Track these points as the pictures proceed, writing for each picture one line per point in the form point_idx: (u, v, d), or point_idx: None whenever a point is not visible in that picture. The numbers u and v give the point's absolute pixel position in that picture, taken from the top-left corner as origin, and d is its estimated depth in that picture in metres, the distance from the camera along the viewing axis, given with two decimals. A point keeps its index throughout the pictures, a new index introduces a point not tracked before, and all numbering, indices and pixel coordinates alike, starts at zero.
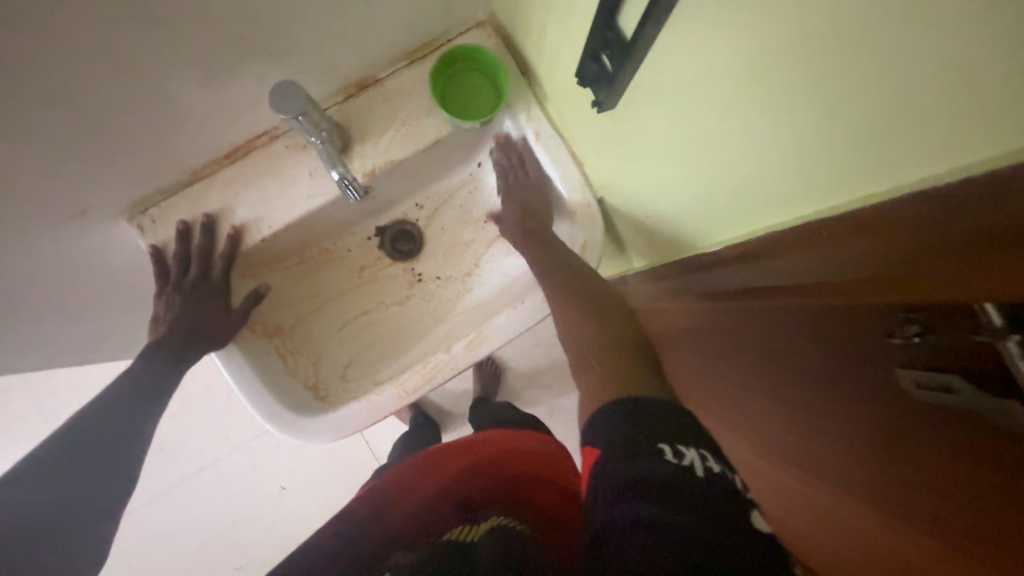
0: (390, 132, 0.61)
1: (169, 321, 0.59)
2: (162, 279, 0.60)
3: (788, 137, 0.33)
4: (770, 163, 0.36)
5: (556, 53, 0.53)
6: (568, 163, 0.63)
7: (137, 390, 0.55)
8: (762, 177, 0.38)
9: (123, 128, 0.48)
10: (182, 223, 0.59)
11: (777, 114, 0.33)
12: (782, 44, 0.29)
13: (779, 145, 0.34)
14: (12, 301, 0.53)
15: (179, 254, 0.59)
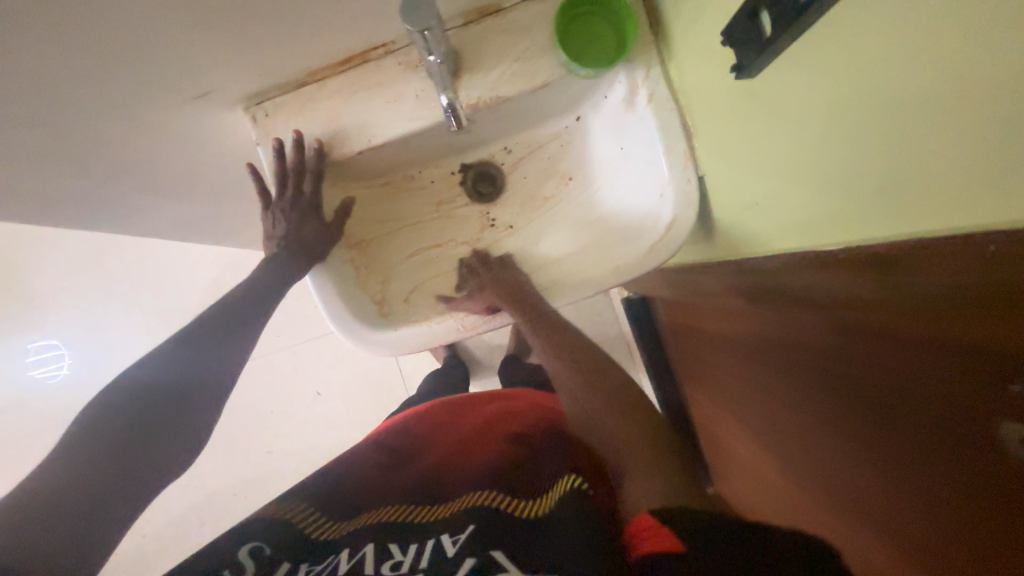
0: (501, 67, 0.59)
1: (278, 236, 0.64)
2: (263, 197, 0.64)
3: (864, 156, 0.34)
4: (837, 182, 0.38)
5: (700, 9, 0.49)
6: (676, 133, 0.59)
7: (241, 303, 0.62)
8: (826, 201, 0.40)
9: (258, 19, 0.49)
10: (277, 139, 0.60)
11: (852, 138, 0.34)
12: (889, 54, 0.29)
13: (857, 163, 0.35)
14: (134, 146, 0.61)
15: (276, 172, 0.62)
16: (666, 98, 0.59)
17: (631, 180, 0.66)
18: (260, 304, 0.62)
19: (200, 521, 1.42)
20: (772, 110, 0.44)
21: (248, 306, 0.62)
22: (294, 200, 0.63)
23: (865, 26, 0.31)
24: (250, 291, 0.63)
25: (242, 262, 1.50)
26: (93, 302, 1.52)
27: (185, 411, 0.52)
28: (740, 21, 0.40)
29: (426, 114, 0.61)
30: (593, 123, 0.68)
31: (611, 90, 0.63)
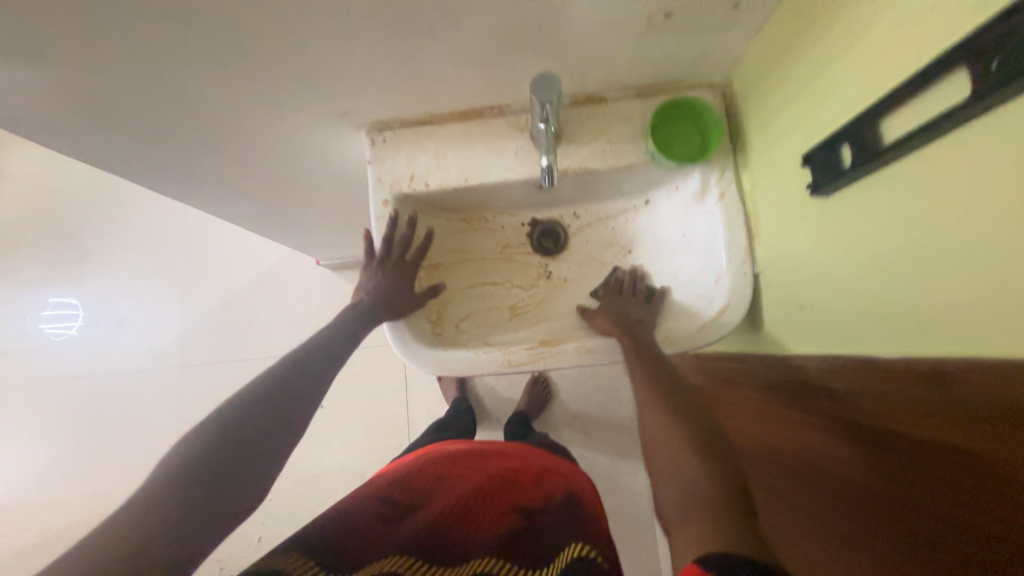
0: (595, 145, 0.68)
1: (375, 291, 0.70)
2: (369, 257, 0.72)
3: (932, 257, 0.38)
4: (904, 280, 0.41)
5: (782, 134, 0.57)
6: (740, 232, 0.66)
7: (331, 336, 0.68)
8: (895, 294, 0.43)
9: (412, 67, 0.59)
10: (394, 212, 0.70)
11: (925, 235, 0.39)
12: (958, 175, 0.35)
13: (926, 262, 0.39)
14: (268, 140, 0.72)
15: (387, 239, 0.71)
16: (735, 200, 0.66)
17: (688, 263, 0.71)
18: (336, 352, 0.67)
19: None
20: (838, 226, 0.49)
21: (327, 351, 0.66)
22: (395, 266, 0.72)
23: (942, 166, 0.36)
24: (329, 338, 0.68)
25: (290, 263, 1.58)
26: (145, 268, 1.61)
27: (277, 439, 0.54)
28: (824, 149, 0.48)
29: (520, 169, 0.70)
30: (661, 208, 0.75)
31: (684, 183, 0.71)
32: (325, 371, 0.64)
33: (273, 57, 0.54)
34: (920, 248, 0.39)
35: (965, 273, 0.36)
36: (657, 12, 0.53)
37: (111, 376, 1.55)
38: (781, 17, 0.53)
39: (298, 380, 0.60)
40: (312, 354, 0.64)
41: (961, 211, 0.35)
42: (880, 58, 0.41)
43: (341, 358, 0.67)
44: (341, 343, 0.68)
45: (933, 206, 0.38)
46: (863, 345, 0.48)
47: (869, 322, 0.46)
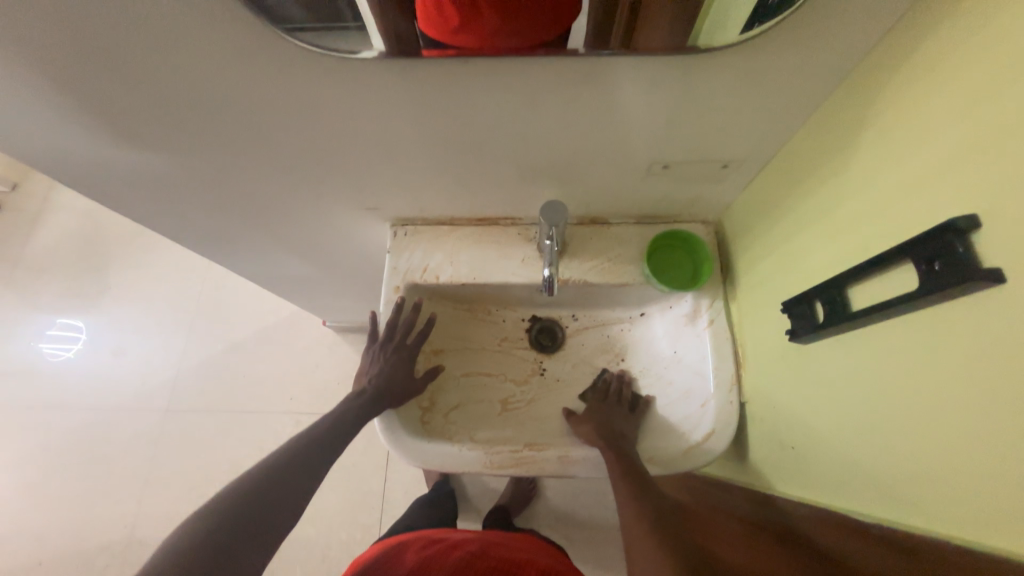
0: (596, 261, 0.74)
1: (375, 375, 0.73)
2: (373, 341, 0.77)
3: (896, 424, 0.41)
4: (872, 440, 0.44)
5: (767, 277, 0.62)
6: (727, 358, 0.68)
7: (333, 422, 0.72)
8: (866, 451, 0.45)
9: (440, 181, 0.67)
10: (401, 298, 0.74)
11: (887, 401, 0.42)
12: (915, 353, 0.39)
13: (890, 428, 0.41)
14: (299, 221, 0.79)
15: (390, 323, 0.74)
16: (723, 327, 0.70)
17: (678, 381, 0.73)
18: (324, 453, 0.69)
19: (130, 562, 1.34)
20: (816, 373, 0.52)
21: (315, 454, 0.68)
22: (397, 351, 0.75)
23: (901, 341, 0.40)
24: (326, 431, 0.70)
25: (297, 321, 1.63)
26: (158, 308, 1.66)
27: (266, 531, 0.58)
28: (799, 302, 0.52)
29: (524, 275, 0.75)
30: (655, 323, 0.79)
31: (677, 303, 0.75)
32: (311, 473, 0.66)
33: (323, 161, 0.63)
34: (889, 413, 0.42)
35: (922, 446, 0.38)
36: (657, 163, 0.61)
37: (92, 412, 1.52)
38: (766, 179, 0.61)
39: (283, 482, 0.63)
40: (301, 455, 0.67)
41: (921, 388, 0.38)
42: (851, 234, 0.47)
43: (327, 460, 0.69)
44: (332, 443, 0.70)
45: (898, 378, 0.41)
46: (839, 495, 0.49)
47: (853, 477, 0.47)
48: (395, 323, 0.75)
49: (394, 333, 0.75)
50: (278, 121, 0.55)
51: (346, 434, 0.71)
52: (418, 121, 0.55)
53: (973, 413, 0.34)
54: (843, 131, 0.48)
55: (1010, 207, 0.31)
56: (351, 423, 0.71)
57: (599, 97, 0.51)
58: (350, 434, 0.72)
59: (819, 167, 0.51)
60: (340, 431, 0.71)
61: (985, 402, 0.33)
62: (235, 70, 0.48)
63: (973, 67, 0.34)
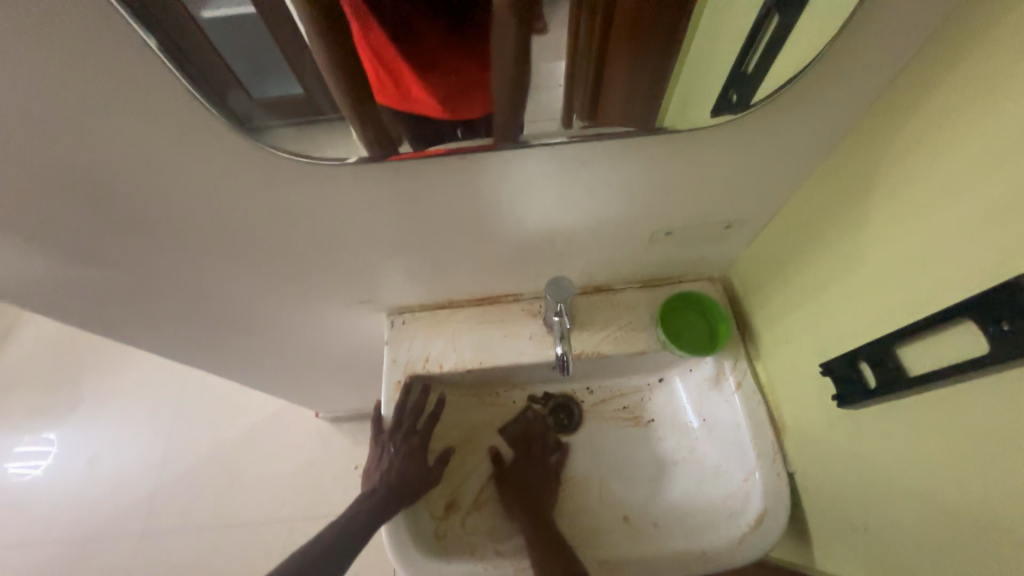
0: (607, 331, 0.70)
1: (386, 470, 0.65)
2: (377, 430, 0.68)
3: (999, 505, 0.36)
4: (971, 523, 0.38)
5: (793, 333, 0.59)
6: (764, 423, 0.63)
7: (344, 528, 0.61)
8: (967, 538, 0.39)
9: (438, 267, 0.65)
10: (407, 379, 0.68)
11: (980, 479, 0.37)
12: (999, 421, 0.35)
13: (992, 511, 0.36)
14: (289, 322, 0.75)
15: (399, 409, 0.67)
16: (753, 390, 0.65)
17: (713, 455, 0.67)
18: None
19: None
20: (876, 441, 0.47)
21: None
22: (408, 438, 0.67)
23: (979, 408, 0.36)
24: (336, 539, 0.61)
25: (288, 415, 1.52)
26: (137, 418, 1.55)
27: None
28: (842, 364, 0.49)
29: (534, 353, 0.70)
30: (678, 389, 0.73)
31: (697, 365, 0.71)
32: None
33: (314, 259, 0.60)
34: (985, 492, 0.37)
35: None
36: (661, 230, 0.60)
37: (55, 549, 1.34)
38: (772, 235, 0.60)
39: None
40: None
41: (1019, 465, 0.34)
42: (887, 289, 0.44)
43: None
44: (332, 563, 0.59)
45: (987, 452, 0.36)
46: None
47: (959, 570, 0.40)
48: (404, 408, 0.67)
49: (405, 418, 0.68)
50: (266, 223, 0.52)
51: (350, 547, 0.61)
52: (415, 213, 0.53)
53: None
54: (851, 187, 0.47)
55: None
56: (356, 536, 0.60)
57: (600, 174, 0.50)
58: (355, 547, 0.61)
59: (831, 222, 0.50)
60: (343, 545, 0.60)
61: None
62: (220, 178, 0.45)
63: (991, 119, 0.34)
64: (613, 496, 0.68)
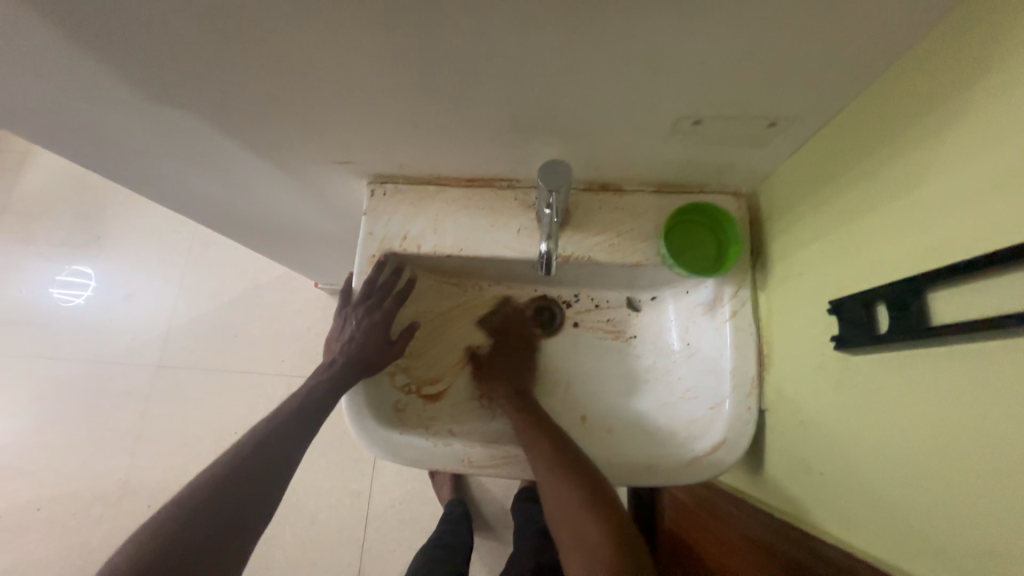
0: (602, 236, 0.63)
1: (348, 340, 0.66)
2: (345, 302, 0.67)
3: (981, 484, 0.32)
4: (944, 494, 0.35)
5: (810, 265, 0.51)
6: (749, 357, 0.59)
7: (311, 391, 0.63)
8: (933, 509, 0.36)
9: (422, 133, 0.56)
10: (380, 256, 0.65)
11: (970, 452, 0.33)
12: (1023, 397, 0.29)
13: (971, 486, 0.33)
14: (264, 178, 0.69)
15: (366, 284, 0.65)
16: (747, 322, 0.60)
17: (687, 378, 0.64)
18: (288, 443, 0.60)
19: (121, 512, 1.35)
20: (865, 391, 0.42)
21: (280, 443, 0.59)
22: (370, 313, 0.66)
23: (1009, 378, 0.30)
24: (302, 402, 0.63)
25: (288, 280, 1.55)
26: (146, 263, 1.60)
27: (262, 495, 0.55)
28: (855, 304, 0.42)
29: (519, 248, 0.65)
30: (667, 309, 0.68)
31: (695, 288, 0.65)
32: (278, 468, 0.58)
33: (278, 103, 0.51)
34: (974, 466, 0.32)
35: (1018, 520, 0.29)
36: (687, 120, 0.49)
37: (81, 367, 1.49)
38: (824, 142, 0.49)
39: (248, 485, 0.55)
40: (265, 444, 0.58)
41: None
42: (946, 222, 0.35)
43: (293, 451, 0.60)
44: (294, 433, 0.61)
45: (998, 428, 0.31)
46: (886, 547, 0.41)
47: (909, 531, 0.38)
48: (372, 286, 0.65)
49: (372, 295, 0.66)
50: (209, 48, 0.43)
51: (311, 418, 0.63)
52: (388, 56, 0.43)
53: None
54: (945, 81, 0.35)
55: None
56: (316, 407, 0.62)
57: (619, 29, 0.38)
58: (316, 417, 0.63)
59: (902, 128, 0.39)
60: (303, 416, 0.62)
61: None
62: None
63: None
64: (577, 401, 0.68)
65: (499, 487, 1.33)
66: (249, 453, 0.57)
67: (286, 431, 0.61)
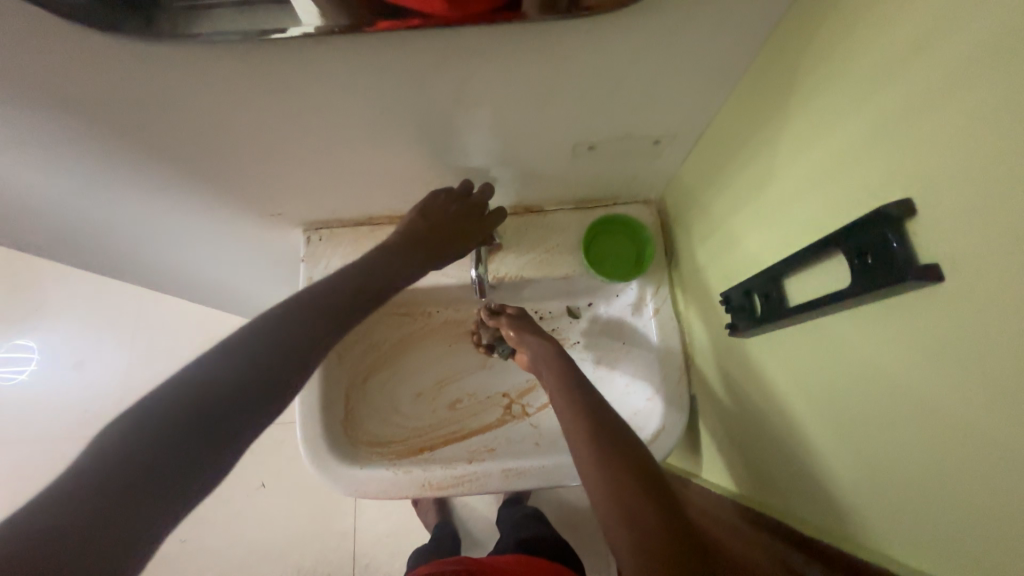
0: (532, 254, 0.68)
1: None
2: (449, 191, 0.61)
3: (849, 431, 0.38)
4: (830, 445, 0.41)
5: (711, 261, 0.58)
6: (676, 348, 0.65)
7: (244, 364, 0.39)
8: (825, 461, 0.42)
9: (348, 180, 0.60)
10: None
11: (840, 407, 0.39)
12: (863, 355, 0.35)
13: (844, 434, 0.39)
14: (197, 238, 0.70)
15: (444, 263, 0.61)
16: (670, 315, 0.66)
17: (626, 375, 0.69)
18: (174, 459, 0.34)
19: None
20: (763, 364, 0.49)
21: (254, 374, 0.39)
22: None
23: (847, 337, 0.37)
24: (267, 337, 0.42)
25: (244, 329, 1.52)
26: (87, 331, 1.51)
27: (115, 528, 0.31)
28: (738, 294, 0.49)
29: (458, 274, 0.69)
30: (603, 312, 0.72)
31: (623, 291, 0.70)
32: (187, 463, 0.34)
33: (202, 166, 0.53)
34: (844, 417, 0.39)
35: (879, 457, 0.35)
36: (583, 144, 0.55)
37: (24, 451, 1.38)
38: (703, 152, 0.56)
39: (192, 450, 0.35)
40: (210, 390, 0.37)
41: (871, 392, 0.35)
42: (792, 216, 0.42)
43: (186, 464, 0.34)
44: (237, 418, 0.37)
45: (849, 378, 0.37)
46: (802, 499, 0.47)
47: (812, 480, 0.45)
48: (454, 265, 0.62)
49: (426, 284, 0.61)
50: (124, 122, 0.45)
51: (226, 433, 0.37)
52: (304, 117, 0.47)
53: (929, 424, 0.31)
54: (773, 100, 0.42)
55: (970, 204, 0.26)
56: (225, 400, 0.37)
57: (506, 78, 0.43)
58: (220, 446, 0.36)
59: (752, 140, 0.46)
60: (241, 410, 0.38)
61: (944, 417, 0.29)
62: (23, 54, 0.37)
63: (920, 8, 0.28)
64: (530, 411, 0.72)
65: (483, 504, 1.35)
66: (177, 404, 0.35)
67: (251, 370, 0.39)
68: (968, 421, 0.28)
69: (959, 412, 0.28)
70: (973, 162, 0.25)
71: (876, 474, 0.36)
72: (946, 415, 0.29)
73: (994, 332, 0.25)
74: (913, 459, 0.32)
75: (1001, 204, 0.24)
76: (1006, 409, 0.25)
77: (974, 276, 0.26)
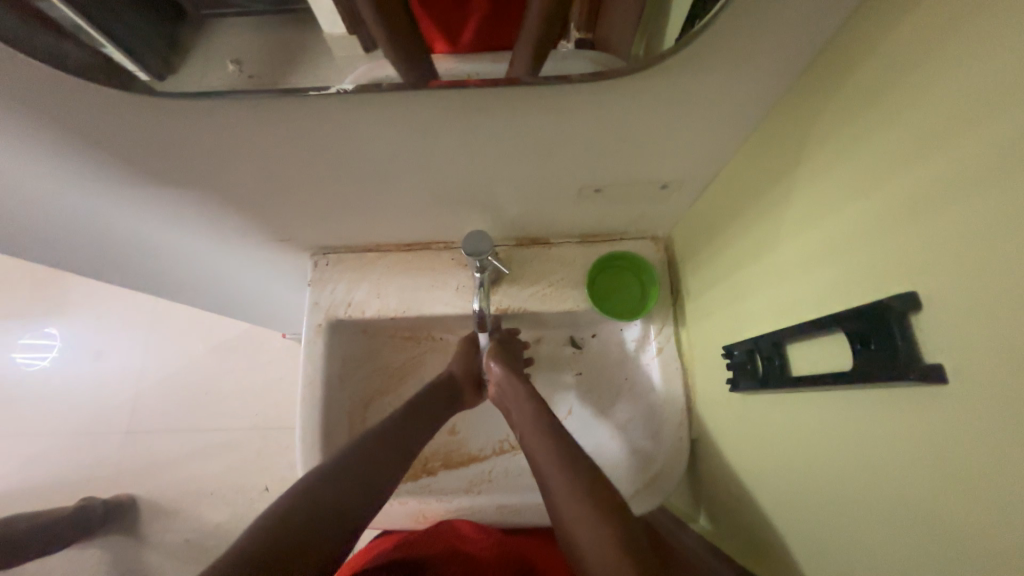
0: (536, 287, 0.68)
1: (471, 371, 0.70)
2: None
3: (833, 507, 0.38)
4: (812, 516, 0.41)
5: (715, 306, 0.57)
6: (676, 389, 0.64)
7: (391, 436, 0.57)
8: (809, 533, 0.41)
9: (357, 213, 0.60)
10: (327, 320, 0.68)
11: (825, 481, 0.38)
12: (854, 436, 0.35)
13: (827, 509, 0.38)
14: (210, 258, 0.71)
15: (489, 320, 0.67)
16: (673, 356, 0.65)
17: (627, 412, 0.69)
18: (306, 529, 0.45)
19: None
20: (758, 422, 0.48)
21: (392, 448, 0.56)
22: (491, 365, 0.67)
23: (844, 411, 0.36)
24: (410, 415, 0.61)
25: (256, 334, 1.54)
26: (104, 327, 1.54)
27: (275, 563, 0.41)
28: (742, 351, 0.49)
29: (461, 304, 0.69)
30: (608, 346, 0.72)
31: (626, 326, 0.70)
32: (310, 530, 0.45)
33: (213, 197, 0.54)
34: (829, 492, 0.38)
35: (860, 540, 0.35)
36: (589, 187, 0.55)
37: (41, 443, 1.43)
38: (711, 198, 0.55)
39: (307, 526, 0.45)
40: (338, 474, 0.50)
41: (860, 470, 0.34)
42: (796, 278, 0.41)
43: (322, 524, 0.46)
44: (343, 500, 0.49)
45: (838, 453, 0.37)
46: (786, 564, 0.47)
47: (794, 544, 0.44)
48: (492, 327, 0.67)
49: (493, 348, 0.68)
50: (139, 159, 0.46)
51: (340, 510, 0.48)
52: (313, 159, 0.48)
53: (913, 519, 0.30)
54: (782, 158, 0.42)
55: (974, 304, 0.25)
56: (354, 474, 0.51)
57: (512, 130, 0.44)
58: (341, 521, 0.47)
59: (760, 194, 0.46)
60: (341, 503, 0.48)
61: (929, 515, 0.29)
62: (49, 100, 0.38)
63: (937, 96, 0.27)
64: None
65: None
66: (323, 480, 0.49)
67: (383, 449, 0.55)
68: (958, 521, 0.27)
69: (943, 515, 0.28)
70: (976, 262, 0.25)
71: (858, 554, 0.35)
72: (927, 511, 0.29)
73: (986, 438, 0.25)
74: (890, 548, 0.32)
75: (1003, 311, 0.24)
76: (995, 521, 0.25)
77: (974, 377, 0.25)
